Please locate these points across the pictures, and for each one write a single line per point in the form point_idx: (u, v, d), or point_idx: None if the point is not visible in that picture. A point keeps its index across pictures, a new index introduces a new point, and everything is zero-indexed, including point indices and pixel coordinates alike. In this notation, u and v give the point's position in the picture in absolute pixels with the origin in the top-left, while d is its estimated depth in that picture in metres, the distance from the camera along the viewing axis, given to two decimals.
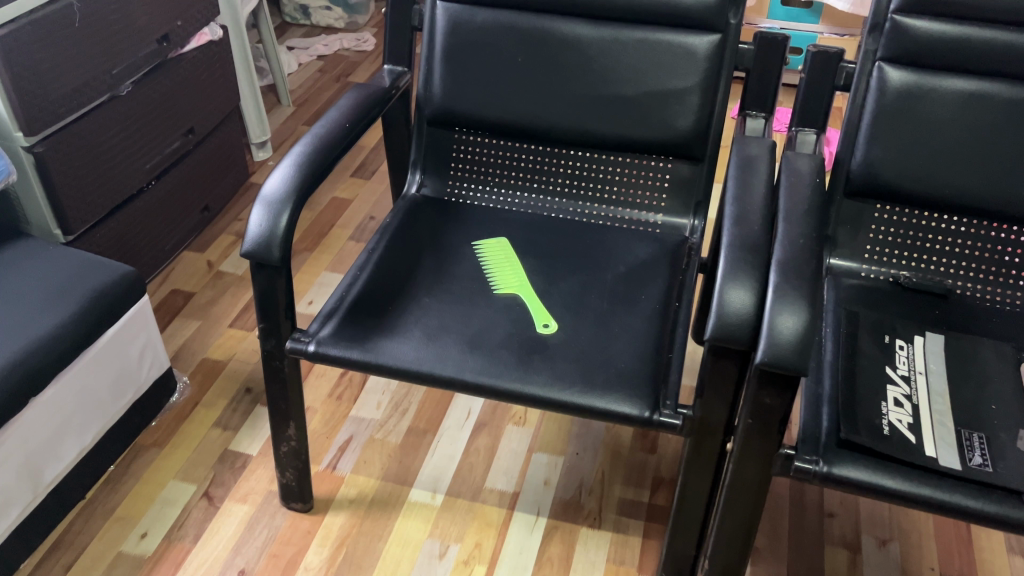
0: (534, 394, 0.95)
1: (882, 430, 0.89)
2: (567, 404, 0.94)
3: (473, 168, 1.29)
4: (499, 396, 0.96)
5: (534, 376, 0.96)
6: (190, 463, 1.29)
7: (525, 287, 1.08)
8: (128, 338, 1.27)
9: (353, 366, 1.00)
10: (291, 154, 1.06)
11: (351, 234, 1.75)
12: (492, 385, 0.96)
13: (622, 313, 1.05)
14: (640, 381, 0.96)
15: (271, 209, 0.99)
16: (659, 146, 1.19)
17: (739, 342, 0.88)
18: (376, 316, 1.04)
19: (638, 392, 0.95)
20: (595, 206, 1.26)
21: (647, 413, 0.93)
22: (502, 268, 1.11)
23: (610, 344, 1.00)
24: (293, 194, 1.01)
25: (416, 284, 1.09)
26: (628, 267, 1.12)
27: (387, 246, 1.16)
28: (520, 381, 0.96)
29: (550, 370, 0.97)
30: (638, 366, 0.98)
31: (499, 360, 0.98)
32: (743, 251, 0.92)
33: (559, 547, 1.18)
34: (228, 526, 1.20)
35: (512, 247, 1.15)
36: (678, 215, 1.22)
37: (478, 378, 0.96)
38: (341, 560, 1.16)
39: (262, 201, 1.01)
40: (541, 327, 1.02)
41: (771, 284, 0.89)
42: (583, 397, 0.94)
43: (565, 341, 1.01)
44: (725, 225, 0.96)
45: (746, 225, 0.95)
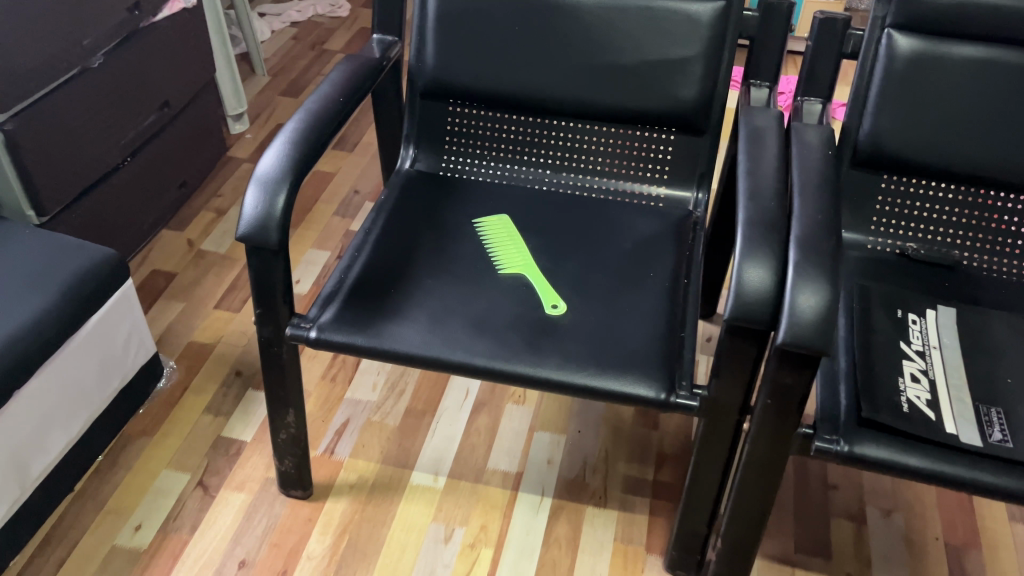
0: (546, 377, 0.92)
1: (902, 407, 0.88)
2: (581, 387, 0.92)
3: (469, 141, 1.25)
4: (510, 380, 0.93)
5: (546, 358, 0.94)
6: (182, 451, 1.25)
7: (531, 267, 1.05)
8: (112, 324, 1.22)
9: (357, 352, 0.96)
10: (284, 131, 1.01)
11: (336, 209, 1.70)
12: (503, 369, 0.93)
13: (631, 291, 1.02)
14: (655, 362, 0.94)
15: (267, 190, 0.95)
16: (661, 117, 1.15)
17: (758, 322, 0.86)
18: (377, 300, 1.01)
19: (653, 374, 0.93)
20: (596, 181, 1.23)
21: (663, 395, 0.91)
22: (504, 247, 1.08)
23: (622, 324, 0.98)
24: (289, 174, 0.97)
25: (417, 265, 1.06)
26: (634, 243, 1.09)
27: (385, 225, 1.12)
28: (532, 364, 0.93)
29: (563, 353, 0.94)
30: (651, 346, 0.95)
31: (509, 343, 0.95)
32: (760, 228, 0.90)
33: (565, 527, 1.17)
34: (225, 516, 1.17)
35: (514, 224, 1.12)
36: (681, 187, 1.19)
37: (487, 362, 0.93)
38: (344, 547, 1.14)
39: (256, 181, 0.97)
40: (550, 308, 0.99)
41: (790, 262, 0.87)
42: (598, 380, 0.92)
43: (575, 322, 0.98)
44: (739, 202, 0.94)
45: (761, 201, 0.93)
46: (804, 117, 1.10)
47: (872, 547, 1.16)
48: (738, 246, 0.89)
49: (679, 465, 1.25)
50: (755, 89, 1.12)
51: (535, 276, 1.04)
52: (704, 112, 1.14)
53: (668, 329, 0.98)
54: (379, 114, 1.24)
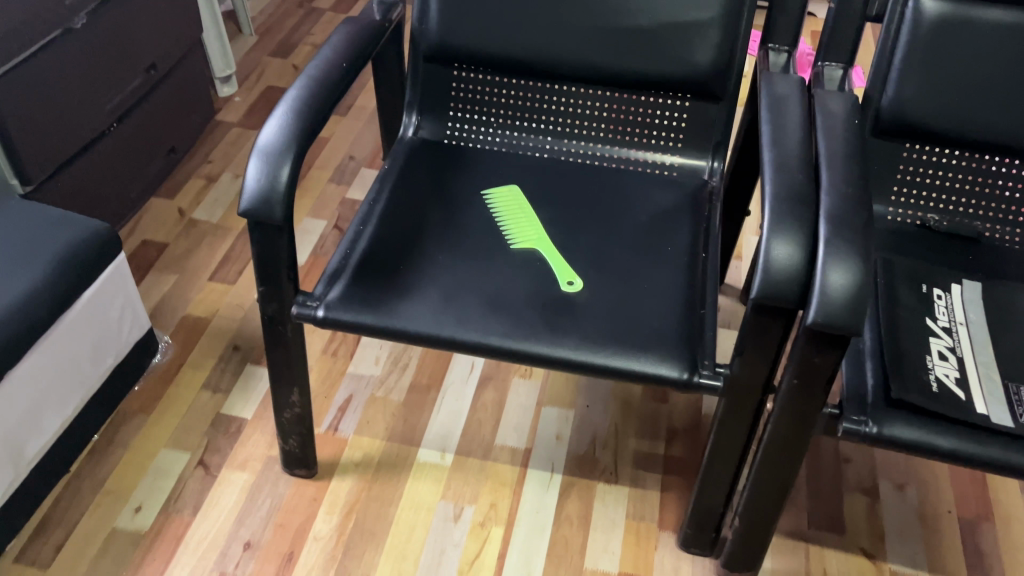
0: (565, 356, 0.89)
1: (931, 386, 0.86)
2: (601, 367, 0.89)
3: (474, 108, 1.20)
4: (527, 360, 0.90)
5: (564, 338, 0.90)
6: (181, 429, 1.22)
7: (546, 241, 1.02)
8: (106, 300, 1.17)
9: (366, 332, 0.93)
10: (286, 99, 0.96)
11: (331, 175, 1.65)
12: (519, 349, 0.90)
13: (649, 266, 0.99)
14: (676, 341, 0.91)
15: (270, 162, 0.91)
16: (677, 82, 1.11)
17: (786, 300, 0.84)
18: (386, 277, 0.97)
19: (675, 353, 0.90)
20: (607, 149, 1.18)
21: (685, 375, 0.88)
22: (514, 220, 1.04)
23: (641, 301, 0.95)
24: (292, 145, 0.92)
25: (426, 240, 1.02)
26: (650, 216, 1.06)
27: (391, 197, 1.08)
28: (550, 343, 0.90)
29: (581, 331, 0.91)
30: (672, 325, 0.92)
31: (525, 322, 0.92)
32: (788, 202, 0.86)
33: (576, 504, 1.15)
34: (228, 496, 1.14)
35: (526, 196, 1.08)
36: (696, 156, 1.15)
37: (503, 341, 0.90)
38: (352, 528, 1.11)
39: (258, 152, 0.92)
40: (566, 284, 0.96)
41: (820, 239, 0.83)
42: (618, 360, 0.89)
43: (593, 299, 0.95)
44: (765, 175, 0.90)
45: (787, 173, 0.89)
46: (825, 84, 1.05)
47: (885, 522, 1.15)
48: (765, 222, 0.86)
49: (690, 440, 1.23)
50: (773, 54, 1.08)
51: (549, 251, 1.00)
52: (721, 78, 1.09)
53: (687, 306, 0.95)
54: (381, 79, 1.18)
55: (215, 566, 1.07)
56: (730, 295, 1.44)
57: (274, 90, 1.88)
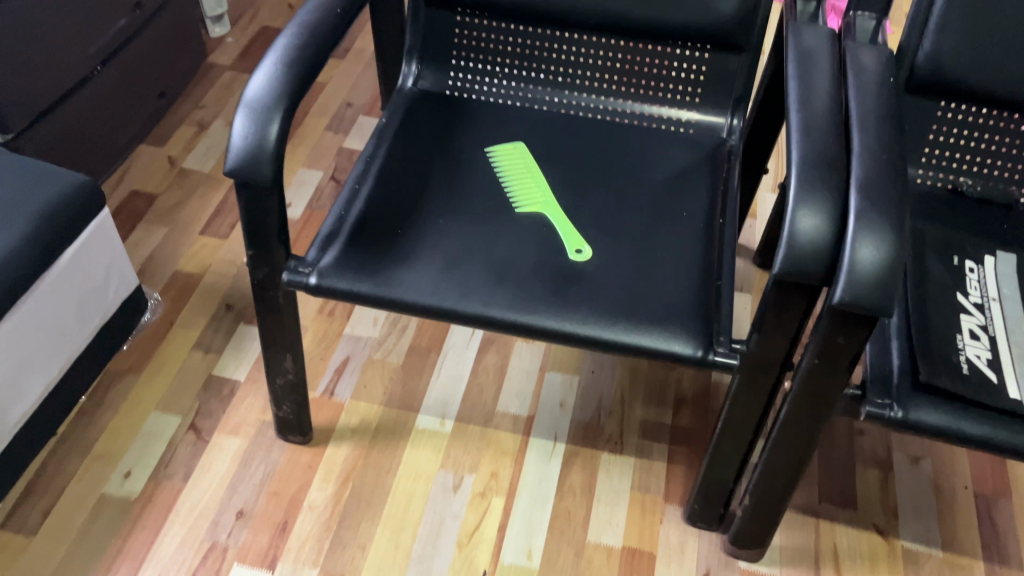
0: (572, 330, 0.84)
1: (961, 368, 0.81)
2: (610, 342, 0.84)
3: (478, 57, 1.12)
4: (531, 334, 0.85)
5: (572, 311, 0.85)
6: (171, 392, 1.17)
7: (553, 205, 0.95)
8: (91, 258, 1.11)
9: (362, 301, 0.88)
10: (275, 49, 0.89)
11: (329, 123, 1.58)
12: (524, 322, 0.85)
13: (663, 233, 0.93)
14: (690, 315, 0.85)
15: (258, 117, 0.84)
16: (696, 32, 1.03)
17: (811, 276, 0.78)
18: (383, 242, 0.91)
19: (688, 329, 0.85)
20: (619, 103, 1.11)
21: (699, 353, 0.83)
22: (519, 180, 0.98)
23: (654, 271, 0.89)
24: (281, 100, 0.86)
25: (426, 201, 0.96)
26: (665, 178, 0.99)
27: (389, 153, 1.01)
28: (556, 316, 0.85)
29: (589, 304, 0.86)
30: (686, 297, 0.87)
31: (530, 293, 0.86)
32: (816, 170, 0.80)
33: (580, 474, 1.11)
34: (221, 463, 1.10)
35: (530, 154, 1.01)
36: (714, 112, 1.08)
37: (506, 314, 0.85)
38: (348, 497, 1.08)
39: (245, 106, 0.86)
40: (574, 252, 0.90)
41: (850, 211, 0.77)
42: (628, 335, 0.84)
43: (603, 269, 0.89)
44: (791, 138, 0.83)
45: (817, 137, 0.82)
46: (857, 37, 0.98)
47: (900, 496, 1.11)
48: (790, 191, 0.80)
49: (698, 409, 1.19)
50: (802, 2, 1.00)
51: (557, 215, 0.94)
52: (745, 28, 1.01)
53: (703, 277, 0.89)
54: (379, 24, 1.10)
55: (206, 536, 1.04)
56: (744, 257, 1.40)
57: (269, 30, 1.79)
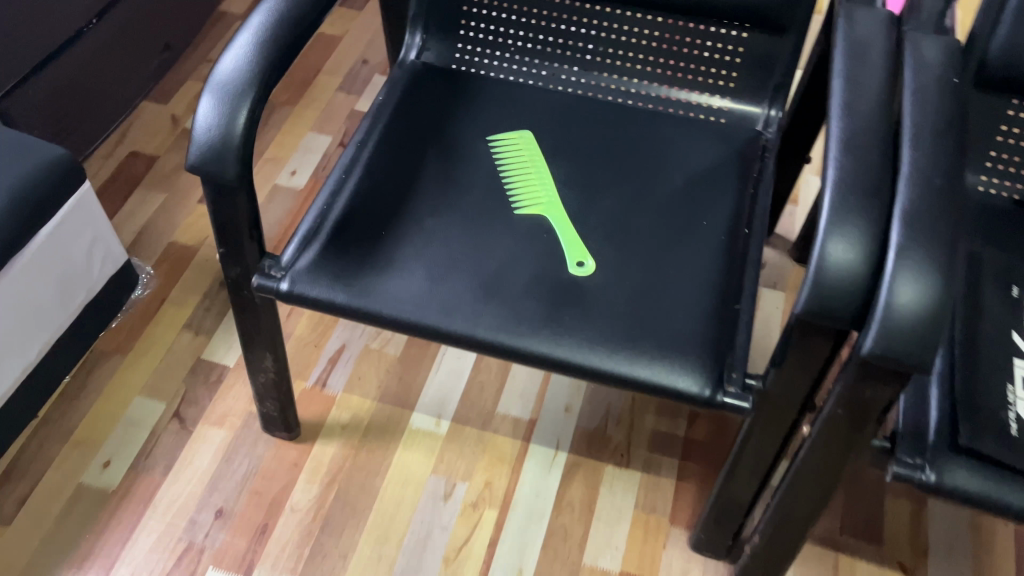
0: (564, 357, 0.75)
1: (1010, 427, 0.70)
2: (606, 374, 0.75)
3: (490, 27, 1.01)
4: (517, 359, 0.77)
5: (566, 335, 0.76)
6: (158, 375, 1.12)
7: (557, 207, 0.85)
8: (71, 235, 1.05)
9: (337, 312, 0.80)
10: (248, 27, 0.80)
11: (341, 82, 1.48)
12: (513, 346, 0.76)
13: (678, 245, 0.82)
14: (700, 347, 0.76)
15: (224, 104, 0.75)
16: (733, 9, 0.90)
17: (839, 318, 0.67)
18: (365, 243, 0.83)
19: (697, 363, 0.75)
20: (644, 85, 0.99)
21: (706, 392, 0.74)
22: (519, 174, 0.88)
23: (663, 292, 0.79)
24: (251, 85, 0.76)
25: (417, 197, 0.86)
26: (687, 178, 0.88)
27: (381, 139, 0.91)
28: (547, 341, 0.76)
29: (587, 329, 0.76)
30: (697, 325, 0.77)
31: (522, 313, 0.77)
32: (856, 194, 0.68)
33: (581, 488, 1.04)
34: (203, 456, 1.05)
35: (537, 143, 0.91)
36: (749, 101, 0.96)
37: (490, 336, 0.77)
38: (333, 500, 1.02)
39: (212, 91, 0.77)
40: (575, 266, 0.80)
41: (891, 246, 0.66)
42: (628, 367, 0.75)
43: (606, 287, 0.79)
44: (829, 151, 0.71)
45: (860, 152, 0.70)
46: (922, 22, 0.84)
47: (931, 532, 1.01)
48: (823, 217, 0.69)
49: (715, 422, 1.10)
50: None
51: (559, 220, 0.84)
52: (789, 7, 0.88)
53: (718, 301, 0.79)
54: None
55: (183, 535, 0.99)
56: (780, 249, 1.28)
57: None
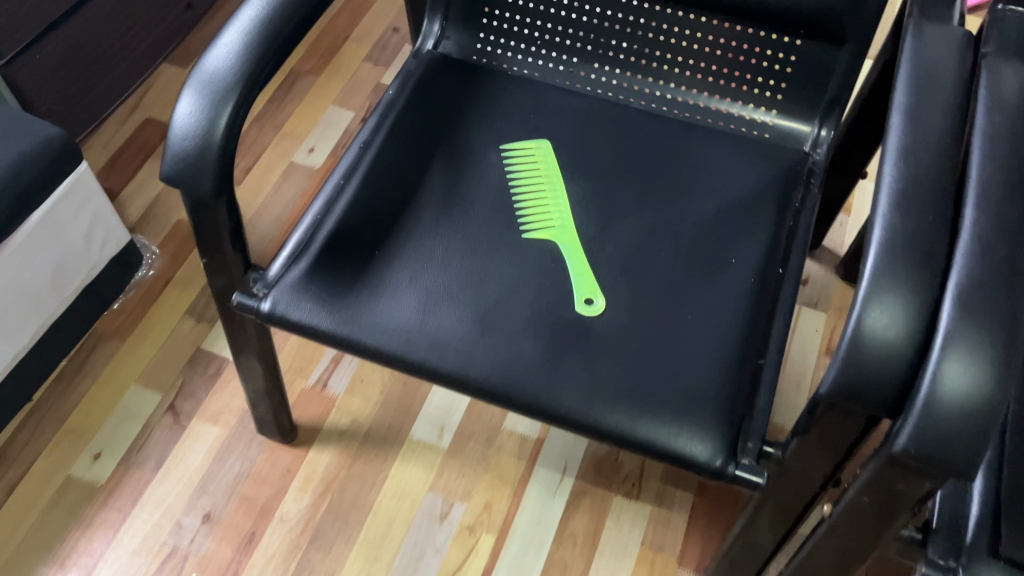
0: (563, 409, 0.69)
1: None
2: (611, 431, 0.68)
3: (516, 17, 0.91)
4: (511, 407, 0.70)
5: (567, 385, 0.69)
6: (155, 364, 1.08)
7: (569, 234, 0.77)
8: (67, 217, 1.00)
9: (321, 339, 0.73)
10: (246, 12, 0.72)
11: (369, 51, 1.40)
12: (507, 394, 0.69)
13: (701, 287, 0.74)
14: (714, 410, 0.68)
15: (206, 102, 0.68)
16: (787, 15, 0.80)
17: (872, 405, 0.59)
18: (357, 263, 0.75)
19: (711, 427, 0.67)
20: (682, 90, 0.89)
21: (718, 462, 0.66)
22: (530, 192, 0.80)
23: (678, 342, 0.71)
24: (235, 85, 0.68)
25: (418, 212, 0.79)
26: (718, 207, 0.79)
27: (387, 141, 0.83)
28: (544, 390, 0.69)
29: (590, 381, 0.69)
30: (713, 383, 0.69)
31: (520, 357, 0.70)
32: (906, 261, 0.59)
33: (585, 518, 0.97)
34: (195, 454, 1.01)
35: (554, 156, 0.82)
36: (798, 117, 0.86)
37: (481, 379, 0.70)
38: (324, 513, 0.97)
39: (196, 84, 0.69)
40: (583, 304, 0.73)
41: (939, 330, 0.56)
42: (635, 426, 0.67)
43: (617, 331, 0.72)
44: (879, 206, 0.62)
45: (915, 211, 0.61)
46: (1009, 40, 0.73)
47: None
48: (862, 284, 0.59)
49: None
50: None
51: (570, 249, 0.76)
52: (851, 14, 0.77)
53: (739, 353, 0.71)
54: None
55: (167, 539, 0.95)
56: (825, 263, 1.18)
57: None
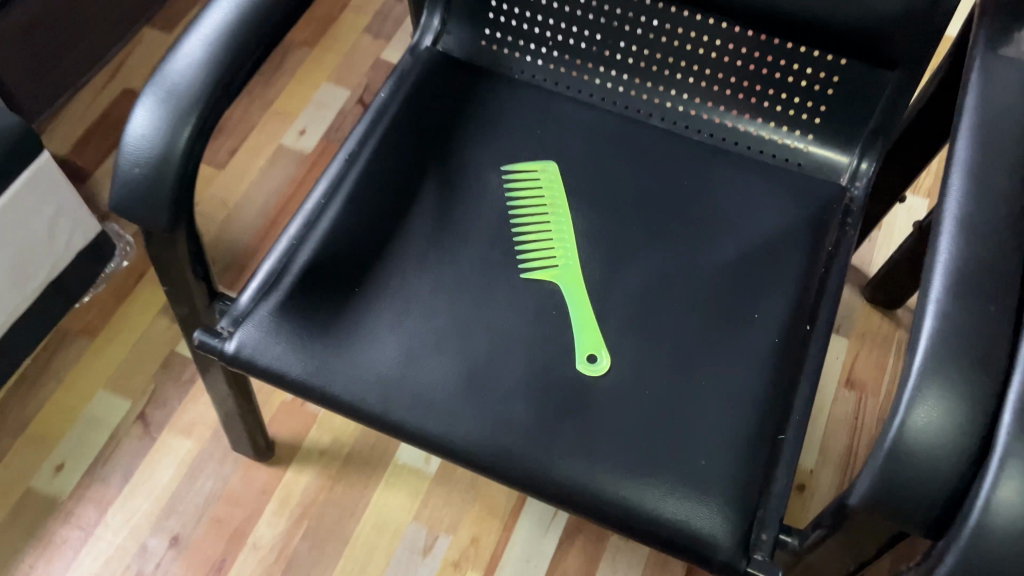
0: (559, 485, 0.62)
1: None
2: (614, 516, 0.61)
3: (526, 13, 0.81)
4: (499, 477, 0.63)
5: (564, 460, 0.62)
6: (126, 367, 1.01)
7: (574, 277, 0.69)
8: (27, 211, 0.91)
9: (292, 388, 0.66)
10: (214, 12, 0.62)
11: (369, 23, 1.29)
12: (495, 466, 0.62)
13: (718, 346, 0.67)
14: (724, 497, 0.61)
15: (164, 118, 0.59)
16: (832, 35, 0.70)
17: (908, 520, 0.52)
18: (335, 301, 0.67)
19: (724, 516, 0.60)
20: (707, 107, 0.80)
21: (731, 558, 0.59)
22: (533, 224, 0.71)
23: (690, 412, 0.64)
24: (198, 103, 0.59)
25: (406, 245, 0.70)
26: (741, 252, 0.71)
27: (375, 155, 0.74)
28: (538, 463, 0.62)
29: (587, 456, 0.62)
30: (727, 463, 0.62)
31: (512, 423, 0.63)
32: (959, 359, 0.51)
33: (578, 558, 0.91)
34: (164, 470, 0.94)
35: (561, 182, 0.74)
36: (836, 146, 0.77)
37: (467, 445, 0.62)
38: (300, 540, 0.91)
39: (154, 95, 0.60)
40: (585, 362, 0.65)
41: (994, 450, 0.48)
42: (642, 511, 0.61)
43: (622, 397, 0.64)
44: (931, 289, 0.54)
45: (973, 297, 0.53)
46: None
47: None
48: (907, 386, 0.52)
49: None
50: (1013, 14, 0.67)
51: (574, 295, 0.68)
52: (906, 39, 0.67)
53: (757, 426, 0.64)
54: None
55: (131, 563, 0.89)
56: (851, 283, 1.09)
57: None
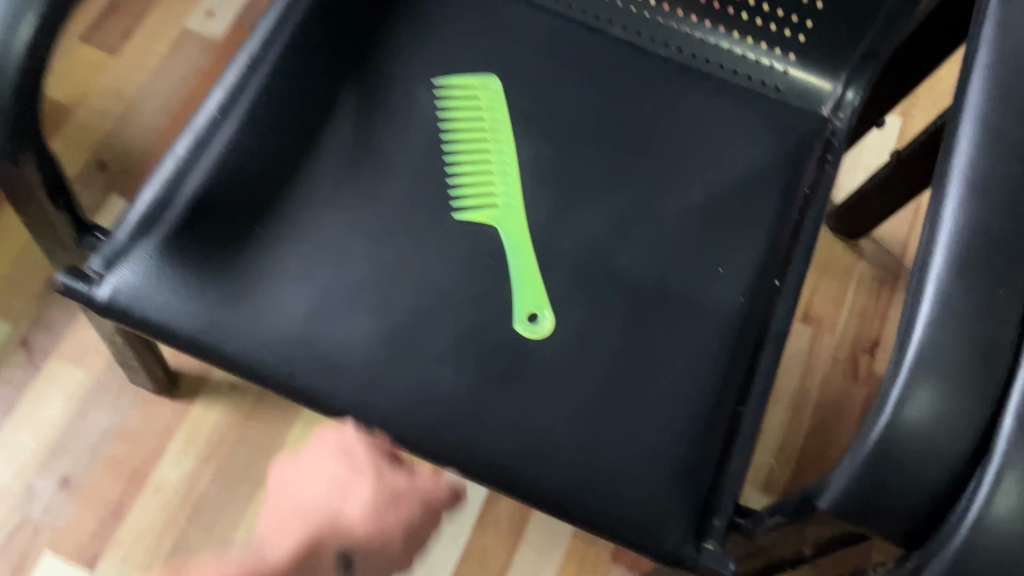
0: (493, 465, 0.54)
1: None
2: (556, 503, 0.54)
3: None
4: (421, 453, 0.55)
5: (498, 436, 0.54)
6: (5, 285, 0.88)
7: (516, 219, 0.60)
8: None
9: (179, 345, 0.56)
10: None
11: None
12: (420, 442, 0.54)
13: (675, 305, 0.59)
14: (676, 479, 0.55)
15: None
16: None
17: (886, 531, 0.45)
18: (231, 242, 0.56)
19: (678, 502, 0.55)
20: (676, 15, 0.68)
21: (685, 549, 0.54)
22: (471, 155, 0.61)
23: (642, 381, 0.57)
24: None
25: (316, 176, 0.59)
26: (707, 198, 0.62)
27: (280, 60, 0.62)
28: (467, 438, 0.54)
29: (526, 433, 0.54)
30: (679, 440, 0.56)
31: (440, 394, 0.55)
32: (957, 351, 0.44)
33: (511, 503, 0.86)
34: (52, 403, 0.84)
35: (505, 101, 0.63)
36: (819, 70, 0.67)
37: (386, 416, 0.54)
38: (208, 482, 0.83)
39: None
40: (527, 325, 0.57)
41: (993, 463, 0.42)
42: (586, 496, 0.54)
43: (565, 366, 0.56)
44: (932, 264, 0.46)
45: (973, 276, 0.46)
46: None
47: None
48: (896, 383, 0.44)
49: None
50: None
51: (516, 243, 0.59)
52: None
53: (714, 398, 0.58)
54: None
55: (16, 507, 0.80)
56: None
57: None
